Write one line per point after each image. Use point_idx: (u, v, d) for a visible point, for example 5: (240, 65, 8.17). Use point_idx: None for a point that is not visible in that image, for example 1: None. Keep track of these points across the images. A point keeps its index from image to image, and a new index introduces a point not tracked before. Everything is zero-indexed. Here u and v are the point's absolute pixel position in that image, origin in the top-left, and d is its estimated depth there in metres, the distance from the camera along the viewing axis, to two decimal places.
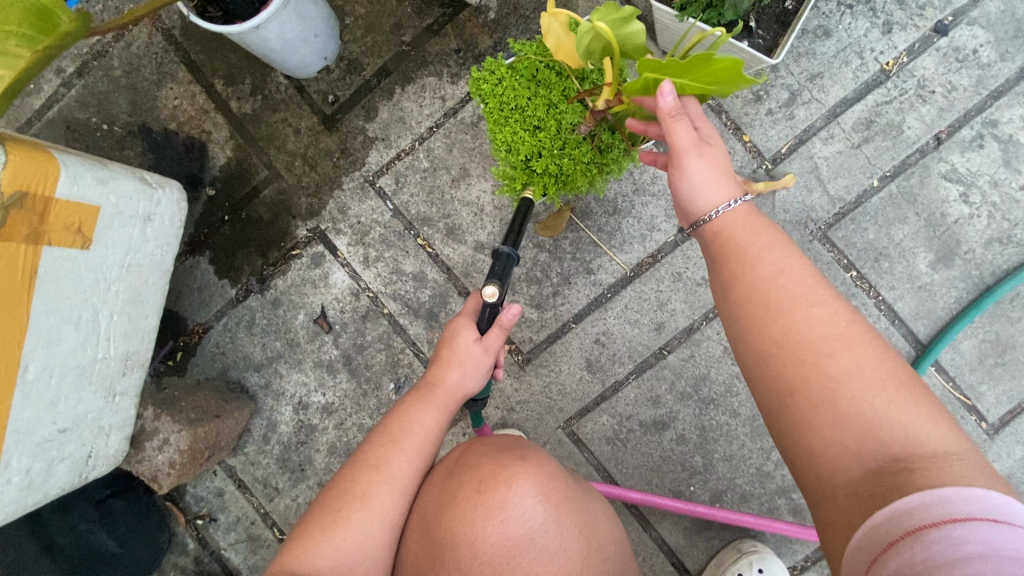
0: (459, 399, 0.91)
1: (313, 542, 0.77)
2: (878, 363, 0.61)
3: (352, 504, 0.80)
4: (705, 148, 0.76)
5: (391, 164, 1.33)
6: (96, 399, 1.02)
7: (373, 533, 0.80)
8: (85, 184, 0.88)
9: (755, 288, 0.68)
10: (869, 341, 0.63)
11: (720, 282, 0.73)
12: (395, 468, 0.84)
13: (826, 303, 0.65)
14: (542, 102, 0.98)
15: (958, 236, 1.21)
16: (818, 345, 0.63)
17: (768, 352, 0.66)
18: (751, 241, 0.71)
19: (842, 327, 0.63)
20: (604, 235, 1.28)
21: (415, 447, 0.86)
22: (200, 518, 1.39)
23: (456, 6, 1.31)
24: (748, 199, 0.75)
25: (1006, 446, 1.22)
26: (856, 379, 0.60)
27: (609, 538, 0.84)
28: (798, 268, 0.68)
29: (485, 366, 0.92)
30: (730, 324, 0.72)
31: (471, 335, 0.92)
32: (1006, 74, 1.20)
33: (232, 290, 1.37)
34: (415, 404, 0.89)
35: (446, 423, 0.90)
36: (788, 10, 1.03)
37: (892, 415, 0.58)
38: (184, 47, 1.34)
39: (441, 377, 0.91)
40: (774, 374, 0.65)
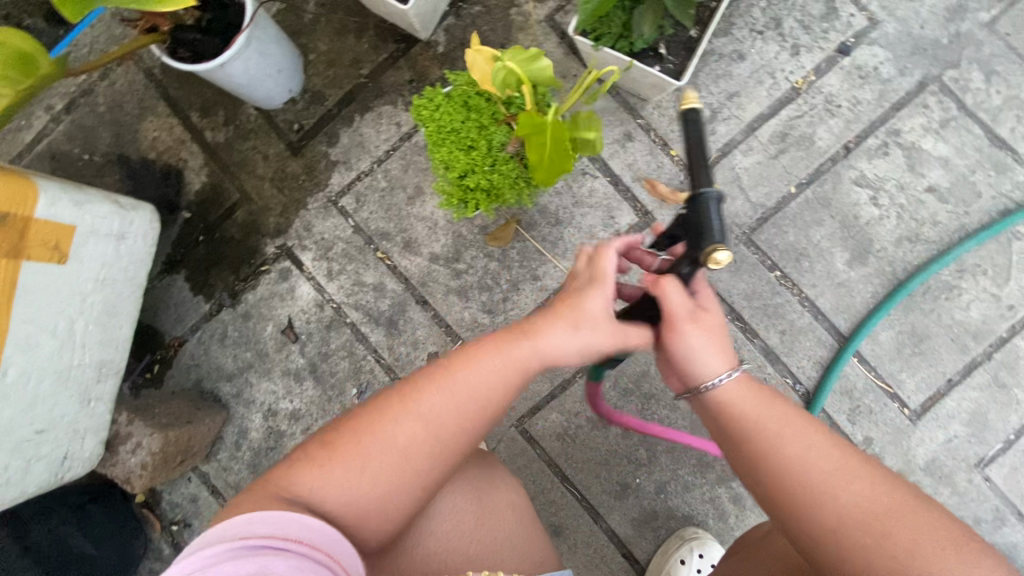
0: (543, 357, 0.78)
1: (319, 468, 0.73)
2: (904, 515, 0.68)
3: (369, 438, 0.74)
4: (700, 315, 0.77)
5: (352, 184, 1.44)
6: (72, 403, 1.11)
7: (389, 471, 0.74)
8: (62, 206, 0.99)
9: (793, 473, 0.70)
10: (893, 495, 0.69)
11: (749, 470, 0.74)
12: (422, 411, 0.75)
13: (861, 474, 0.70)
14: (474, 125, 1.09)
15: (870, 235, 1.32)
16: (875, 528, 0.67)
17: (827, 544, 0.69)
18: (775, 414, 0.74)
19: (880, 495, 0.69)
20: (548, 244, 1.39)
21: (461, 402, 0.76)
22: (175, 524, 1.46)
23: (409, 40, 1.44)
24: (744, 370, 0.76)
25: (928, 431, 1.30)
26: (918, 557, 0.66)
27: (507, 504, 0.97)
28: (825, 441, 0.72)
29: (598, 342, 0.77)
30: (762, 497, 0.74)
31: (584, 267, 0.82)
32: (906, 87, 1.32)
33: (206, 305, 1.47)
34: (471, 353, 0.77)
35: (514, 371, 0.77)
36: (693, 37, 1.16)
37: (928, 567, 0.65)
38: (163, 84, 1.47)
39: (538, 331, 0.77)
40: (838, 560, 0.68)
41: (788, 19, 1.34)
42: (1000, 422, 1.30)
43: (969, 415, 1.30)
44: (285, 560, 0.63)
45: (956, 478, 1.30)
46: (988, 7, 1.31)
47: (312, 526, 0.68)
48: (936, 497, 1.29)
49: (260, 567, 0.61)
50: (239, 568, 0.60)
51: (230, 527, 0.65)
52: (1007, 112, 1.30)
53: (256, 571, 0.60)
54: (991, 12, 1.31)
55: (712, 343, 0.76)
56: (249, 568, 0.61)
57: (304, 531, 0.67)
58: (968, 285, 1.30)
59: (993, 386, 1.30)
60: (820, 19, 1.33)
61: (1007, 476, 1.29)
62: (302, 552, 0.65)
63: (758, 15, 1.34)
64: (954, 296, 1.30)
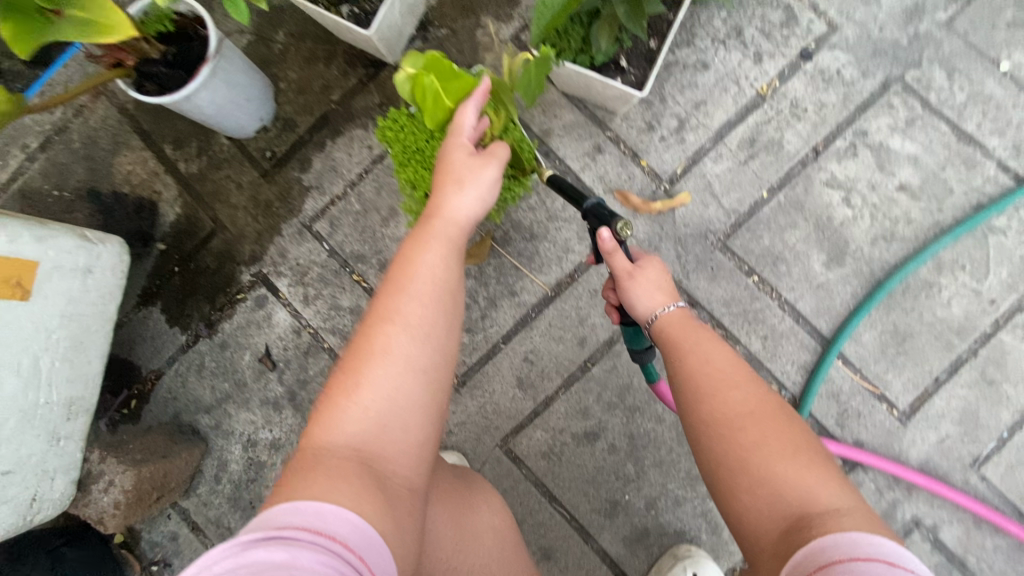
0: (462, 225, 0.92)
1: (337, 411, 0.79)
2: (784, 437, 0.77)
3: (371, 365, 0.80)
4: (642, 272, 0.95)
5: (326, 209, 1.44)
6: (38, 443, 1.08)
7: (399, 388, 0.80)
8: (23, 242, 0.98)
9: (691, 368, 0.86)
10: (776, 418, 0.80)
11: (670, 370, 0.90)
12: (408, 318, 0.83)
13: (743, 387, 0.83)
14: (438, 143, 1.10)
15: (846, 236, 1.31)
16: (734, 422, 0.80)
17: (704, 427, 0.82)
18: (688, 331, 0.90)
19: (758, 411, 0.80)
20: (524, 259, 1.38)
21: (424, 290, 0.86)
22: (155, 564, 1.42)
23: (377, 65, 1.45)
24: (683, 306, 0.94)
25: (919, 432, 1.28)
26: (766, 449, 0.76)
27: (487, 527, 0.94)
28: (727, 360, 0.86)
29: (486, 183, 0.93)
30: (681, 398, 0.87)
31: (466, 148, 0.94)
32: (870, 88, 1.33)
33: (182, 336, 1.46)
34: (419, 244, 0.89)
35: (455, 254, 0.90)
36: (653, 49, 1.17)
37: (795, 483, 0.73)
38: (137, 118, 1.48)
39: (442, 204, 0.91)
40: (709, 441, 0.81)
41: (749, 28, 1.35)
42: (992, 419, 1.27)
43: (959, 413, 1.27)
44: (315, 553, 0.62)
45: (952, 479, 1.27)
46: (946, 6, 1.32)
47: (343, 493, 0.71)
48: (933, 500, 1.26)
49: (291, 558, 0.59)
50: (272, 554, 0.59)
51: (267, 516, 0.65)
52: (972, 108, 1.31)
53: (285, 561, 0.59)
54: (948, 11, 1.32)
55: (649, 286, 0.94)
56: (282, 557, 0.59)
57: (338, 525, 0.67)
58: (947, 281, 1.29)
59: (981, 382, 1.28)
60: (780, 26, 1.35)
61: (1004, 475, 1.26)
62: (333, 548, 0.64)
63: (720, 25, 1.36)
64: (934, 293, 1.29)
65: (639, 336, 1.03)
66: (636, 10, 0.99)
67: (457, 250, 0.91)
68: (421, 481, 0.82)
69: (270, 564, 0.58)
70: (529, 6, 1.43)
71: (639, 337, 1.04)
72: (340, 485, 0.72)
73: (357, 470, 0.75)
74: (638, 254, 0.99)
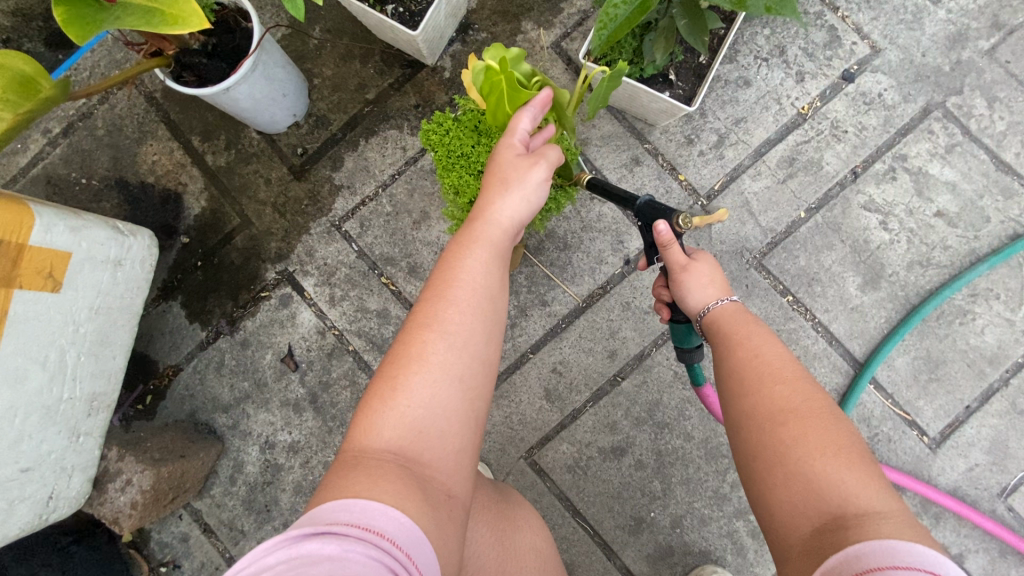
0: (506, 229, 0.82)
1: (376, 413, 0.68)
2: (828, 431, 0.69)
3: (408, 369, 0.70)
4: (695, 265, 0.91)
5: (357, 209, 1.42)
6: (60, 439, 1.05)
7: (441, 396, 0.69)
8: (58, 233, 0.95)
9: (736, 360, 0.80)
10: (820, 413, 0.72)
11: (717, 361, 0.85)
12: (447, 320, 0.73)
13: (790, 380, 0.76)
14: (484, 149, 1.08)
15: (881, 260, 1.31)
16: (777, 414, 0.72)
17: (741, 415, 0.76)
18: (740, 326, 0.85)
19: (800, 402, 0.72)
20: (557, 269, 1.35)
21: (467, 297, 0.75)
22: (163, 565, 1.38)
23: (415, 66, 1.43)
24: (735, 299, 0.90)
25: (949, 460, 1.27)
26: (805, 444, 0.68)
27: (529, 547, 0.92)
28: (776, 354, 0.80)
29: (534, 186, 0.83)
30: (723, 388, 0.81)
31: (516, 150, 0.86)
32: (911, 113, 1.33)
33: (202, 333, 1.42)
34: (459, 248, 0.79)
35: (499, 261, 0.80)
36: (702, 64, 1.16)
37: (830, 479, 0.65)
38: (164, 107, 1.45)
39: (485, 209, 0.82)
40: (747, 431, 0.74)
41: (793, 47, 1.34)
42: (1021, 450, 1.27)
43: (989, 442, 1.27)
44: (364, 549, 0.53)
45: (980, 509, 1.26)
46: (988, 35, 1.32)
47: (385, 490, 0.60)
48: (960, 528, 1.25)
49: (340, 553, 0.51)
50: (324, 546, 0.51)
51: (316, 510, 0.57)
52: (1011, 138, 1.31)
53: (337, 554, 0.51)
54: (991, 40, 1.32)
55: (700, 280, 0.90)
56: (335, 550, 0.51)
57: (385, 522, 0.57)
58: (981, 309, 1.29)
59: (1012, 413, 1.27)
60: (823, 47, 1.34)
61: None
62: (383, 547, 0.55)
63: (763, 42, 1.35)
64: (967, 321, 1.29)
65: (690, 332, 1.00)
66: (697, 24, 0.98)
67: (501, 257, 0.81)
68: (462, 493, 0.69)
69: (321, 557, 0.50)
70: (571, 13, 1.41)
71: (690, 335, 1.01)
72: (379, 483, 0.61)
73: (398, 473, 0.63)
74: (689, 249, 0.96)
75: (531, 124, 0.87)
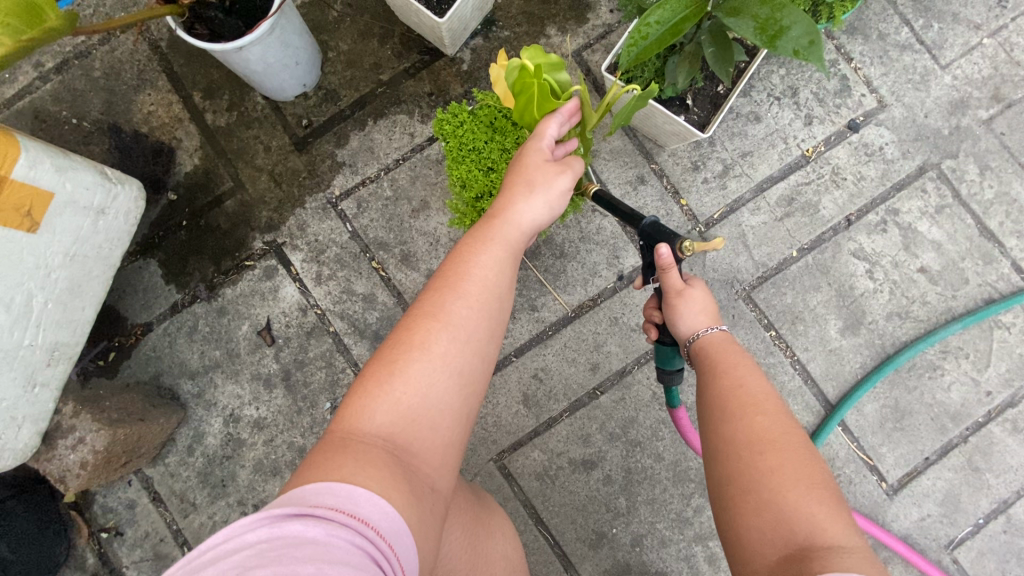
0: (525, 232, 0.81)
1: (370, 396, 0.66)
2: (804, 467, 0.70)
3: (408, 355, 0.68)
4: (690, 291, 0.92)
5: (356, 189, 1.39)
6: (13, 387, 1.06)
7: (439, 387, 0.68)
8: (42, 171, 0.95)
9: (721, 388, 0.81)
10: (797, 447, 0.73)
11: (701, 386, 0.85)
12: (454, 311, 0.71)
13: (771, 411, 0.77)
14: (497, 146, 1.07)
15: (864, 307, 1.35)
16: (756, 444, 0.73)
17: (719, 442, 0.77)
18: (727, 358, 0.86)
19: (779, 434, 0.73)
20: (550, 276, 1.35)
21: (475, 291, 0.74)
22: (104, 531, 1.33)
23: (434, 54, 1.41)
24: (726, 329, 0.91)
25: (903, 507, 1.31)
26: (781, 476, 0.69)
27: (499, 555, 0.91)
28: (758, 385, 0.81)
29: (555, 192, 0.82)
30: (706, 414, 0.82)
31: (544, 155, 0.85)
32: (907, 170, 1.37)
33: (177, 295, 1.37)
34: (475, 243, 0.78)
35: (512, 261, 0.79)
36: (720, 93, 1.18)
37: (802, 513, 0.66)
38: (168, 58, 1.39)
39: (506, 206, 0.80)
40: (723, 455, 0.75)
41: (805, 90, 1.37)
42: (972, 506, 1.31)
43: (942, 495, 1.32)
44: (349, 535, 0.53)
45: (927, 558, 1.30)
46: (988, 105, 1.38)
47: (371, 475, 0.59)
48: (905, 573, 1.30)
49: (324, 537, 0.51)
50: (310, 529, 0.51)
51: (300, 489, 0.56)
52: (997, 207, 1.36)
53: (322, 539, 0.50)
54: (989, 110, 1.38)
55: (695, 308, 0.91)
56: (318, 534, 0.51)
57: (371, 509, 0.56)
58: (950, 366, 1.34)
59: (967, 468, 1.32)
60: (834, 94, 1.38)
61: (974, 560, 1.31)
62: (367, 536, 0.54)
63: (777, 81, 1.37)
64: (936, 376, 1.34)
65: (674, 356, 1.01)
66: (723, 55, 1.00)
67: (515, 259, 0.80)
68: (445, 488, 0.68)
69: (304, 539, 0.50)
70: (596, 25, 1.41)
71: (674, 357, 1.02)
72: (366, 469, 0.59)
73: (387, 460, 0.62)
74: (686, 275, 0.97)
75: (558, 132, 0.87)
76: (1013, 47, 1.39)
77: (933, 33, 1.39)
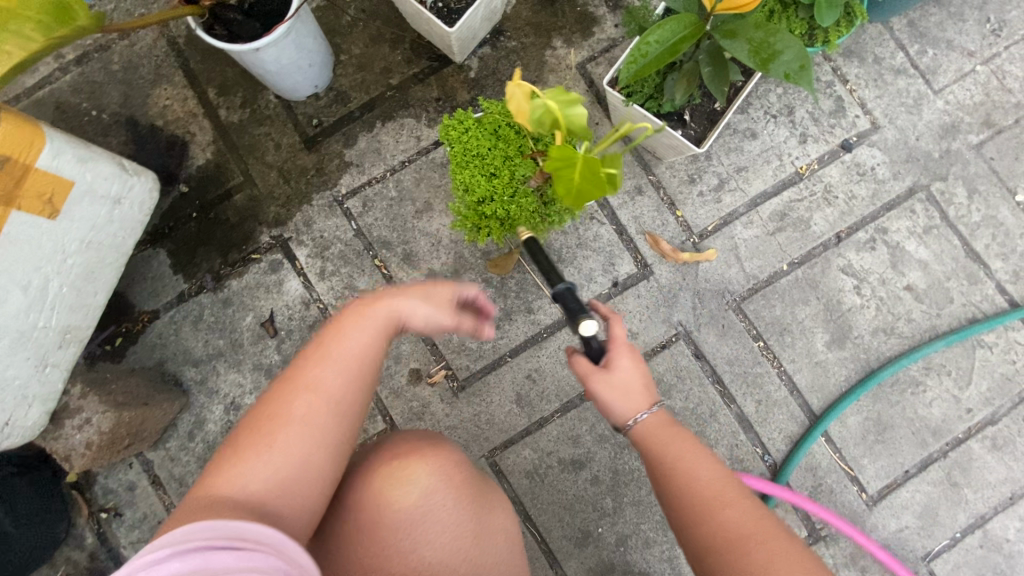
0: (399, 320, 0.88)
1: (236, 462, 0.77)
2: (787, 547, 0.79)
3: (281, 424, 0.79)
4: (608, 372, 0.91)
5: (362, 188, 1.43)
6: (26, 366, 1.09)
7: (302, 450, 0.79)
8: (65, 160, 0.99)
9: (684, 488, 0.83)
10: (766, 522, 0.81)
11: (658, 486, 0.87)
12: (318, 380, 0.82)
13: (734, 499, 0.82)
14: (500, 154, 1.11)
15: (850, 321, 1.39)
16: (739, 544, 0.79)
17: (705, 546, 0.81)
18: (670, 444, 0.87)
19: (750, 522, 0.80)
20: (546, 279, 1.39)
21: (341, 364, 0.83)
22: (104, 512, 1.37)
23: (442, 61, 1.46)
24: (659, 407, 0.90)
25: (882, 518, 1.35)
26: (773, 567, 0.76)
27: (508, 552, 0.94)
28: (713, 467, 0.86)
29: (440, 292, 0.91)
30: (674, 516, 0.84)
31: (448, 293, 0.91)
32: (897, 191, 1.41)
33: (184, 284, 1.41)
34: (344, 321, 0.86)
35: (383, 342, 0.87)
36: (716, 110, 1.22)
37: None
38: (185, 54, 1.44)
39: (384, 295, 0.88)
40: (715, 560, 0.80)
41: (800, 109, 1.42)
42: (949, 519, 1.35)
43: (921, 507, 1.35)
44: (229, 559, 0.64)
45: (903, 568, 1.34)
46: (978, 131, 1.42)
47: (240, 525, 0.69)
48: None
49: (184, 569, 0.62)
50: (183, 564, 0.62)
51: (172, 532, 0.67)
52: (983, 230, 1.41)
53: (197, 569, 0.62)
54: (979, 136, 1.42)
55: (615, 391, 0.90)
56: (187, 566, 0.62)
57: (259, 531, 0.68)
58: (932, 383, 1.38)
59: (945, 483, 1.36)
60: (828, 114, 1.42)
61: (949, 572, 1.34)
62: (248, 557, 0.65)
63: (774, 99, 1.42)
64: (918, 392, 1.38)
65: None
66: (719, 74, 1.04)
67: (389, 339, 0.89)
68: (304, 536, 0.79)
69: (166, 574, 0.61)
70: (601, 38, 1.46)
71: None
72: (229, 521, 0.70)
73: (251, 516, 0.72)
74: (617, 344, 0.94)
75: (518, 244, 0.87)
76: (1004, 76, 1.43)
77: (926, 59, 1.43)
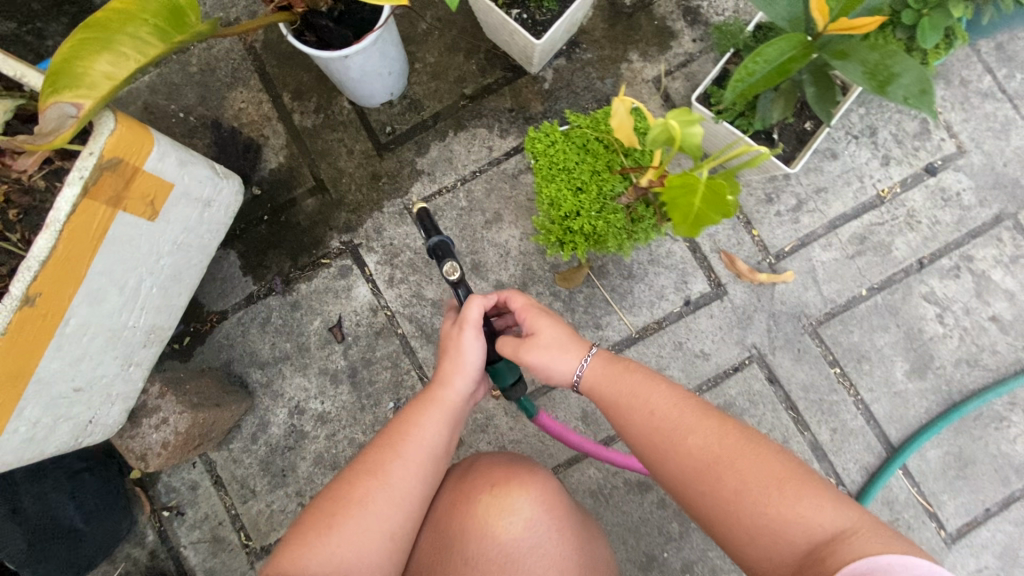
0: (459, 401, 0.94)
1: (306, 546, 0.80)
2: (764, 464, 0.79)
3: (350, 510, 0.84)
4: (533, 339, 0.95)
5: (432, 197, 1.43)
6: (113, 365, 1.10)
7: (370, 540, 0.83)
8: (168, 164, 1.00)
9: (641, 430, 0.88)
10: (736, 442, 0.82)
11: (625, 433, 0.91)
12: (392, 471, 0.87)
13: (694, 426, 0.85)
14: (588, 168, 1.10)
15: (931, 351, 1.34)
16: (706, 472, 0.81)
17: (675, 480, 0.85)
18: (619, 387, 0.91)
19: (716, 447, 0.82)
20: (617, 296, 1.37)
21: (413, 454, 0.89)
22: (166, 510, 1.37)
23: (517, 72, 1.45)
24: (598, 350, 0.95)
25: (961, 557, 1.30)
26: (748, 489, 0.78)
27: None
28: (669, 403, 0.88)
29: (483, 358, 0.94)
30: (647, 461, 0.89)
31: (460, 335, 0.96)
32: (983, 218, 1.37)
33: (253, 286, 1.42)
34: (417, 409, 0.92)
35: (450, 429, 0.93)
36: (807, 130, 1.19)
37: (787, 510, 0.76)
38: (262, 59, 1.45)
39: (444, 376, 0.93)
40: (689, 491, 0.83)
41: (884, 131, 1.38)
42: None
43: (1002, 548, 1.30)
44: None
45: None
46: None
47: None
48: None
49: None
50: None
51: None
52: None
53: None
54: None
55: (546, 354, 0.94)
56: None
57: None
58: (1016, 419, 1.33)
59: None
60: (912, 136, 1.38)
61: None
62: None
63: (857, 120, 1.38)
64: (1002, 427, 1.32)
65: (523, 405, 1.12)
66: (824, 95, 1.01)
67: (453, 428, 0.94)
68: None
69: None
70: (678, 53, 1.44)
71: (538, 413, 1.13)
72: None
73: None
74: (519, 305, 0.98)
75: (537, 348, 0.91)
76: None
77: (1017, 83, 1.39)
